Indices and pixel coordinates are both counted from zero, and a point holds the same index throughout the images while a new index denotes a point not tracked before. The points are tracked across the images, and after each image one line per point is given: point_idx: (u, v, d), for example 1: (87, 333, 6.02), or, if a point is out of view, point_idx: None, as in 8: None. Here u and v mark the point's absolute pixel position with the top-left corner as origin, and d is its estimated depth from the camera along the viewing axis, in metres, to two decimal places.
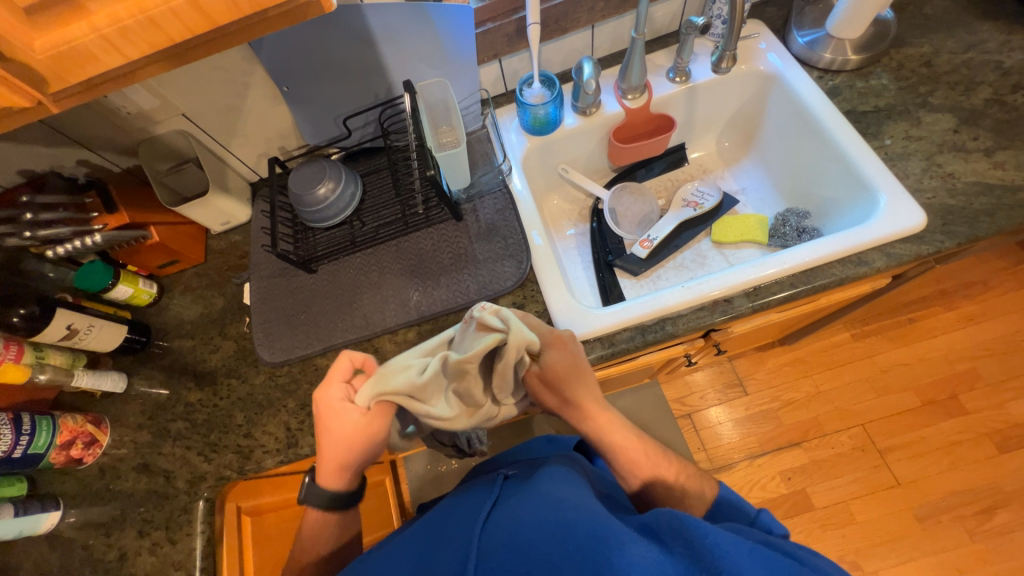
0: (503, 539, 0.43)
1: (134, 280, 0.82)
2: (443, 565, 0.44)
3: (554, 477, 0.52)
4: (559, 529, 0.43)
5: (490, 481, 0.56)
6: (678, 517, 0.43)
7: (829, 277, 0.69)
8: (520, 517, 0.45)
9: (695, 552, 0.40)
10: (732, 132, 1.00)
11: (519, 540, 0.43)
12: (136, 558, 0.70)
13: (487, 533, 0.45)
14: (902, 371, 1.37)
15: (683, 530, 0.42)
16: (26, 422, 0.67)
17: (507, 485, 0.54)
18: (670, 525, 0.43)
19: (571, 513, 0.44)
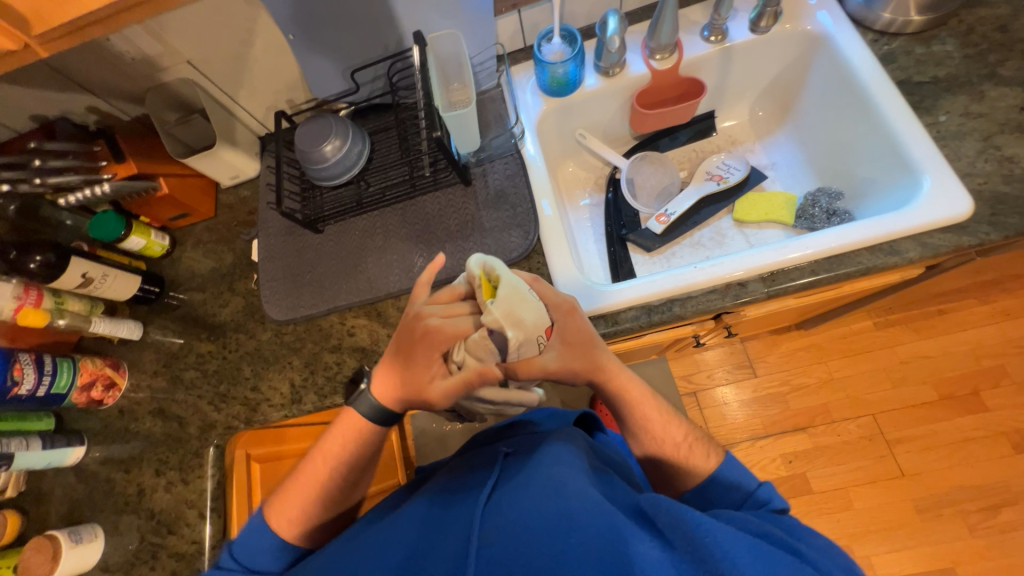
0: (505, 526, 0.44)
1: (146, 231, 0.83)
2: (446, 550, 0.45)
3: (551, 454, 0.52)
4: (560, 520, 0.43)
5: (488, 457, 0.57)
6: (677, 510, 0.43)
7: (854, 266, 0.64)
8: (521, 502, 0.46)
9: (697, 551, 0.40)
10: (767, 101, 0.92)
11: (520, 529, 0.43)
12: (153, 493, 0.75)
13: (488, 519, 0.45)
14: (923, 363, 1.32)
15: (683, 525, 0.42)
16: (47, 363, 0.71)
17: (506, 463, 0.55)
18: (670, 519, 0.43)
19: (572, 504, 0.44)
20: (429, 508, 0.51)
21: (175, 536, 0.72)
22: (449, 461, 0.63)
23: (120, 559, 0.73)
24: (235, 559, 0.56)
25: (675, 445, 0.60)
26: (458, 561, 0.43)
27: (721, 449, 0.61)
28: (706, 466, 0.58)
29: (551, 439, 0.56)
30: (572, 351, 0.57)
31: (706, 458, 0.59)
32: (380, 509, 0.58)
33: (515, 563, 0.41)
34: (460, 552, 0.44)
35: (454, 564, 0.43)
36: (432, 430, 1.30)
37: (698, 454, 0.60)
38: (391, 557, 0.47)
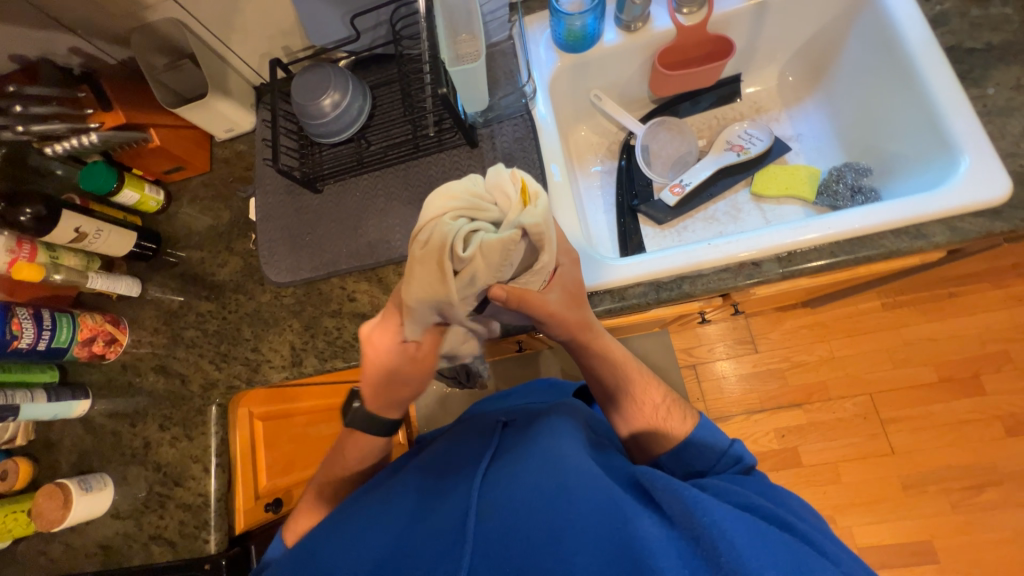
0: (504, 499, 0.45)
1: (140, 185, 0.80)
2: (443, 520, 0.45)
3: (551, 428, 0.53)
4: (558, 496, 0.44)
5: (488, 430, 0.58)
6: (676, 488, 0.43)
7: (877, 248, 0.61)
8: (519, 476, 0.46)
9: (694, 530, 0.40)
10: (799, 65, 0.86)
11: (519, 503, 0.44)
12: (159, 447, 0.76)
13: (486, 492, 0.46)
14: (927, 345, 1.31)
15: (682, 502, 0.42)
16: (46, 318, 0.70)
17: (504, 437, 0.55)
18: (668, 495, 0.43)
19: (571, 479, 0.45)
20: (427, 478, 0.52)
21: (182, 489, 0.74)
22: (447, 430, 0.64)
23: (131, 506, 0.75)
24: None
25: (655, 408, 0.61)
26: (455, 532, 0.44)
27: (694, 410, 0.63)
28: (683, 429, 0.59)
29: (549, 416, 0.56)
30: (571, 303, 0.56)
31: (683, 423, 0.60)
32: (377, 479, 0.59)
33: (513, 536, 0.42)
34: (458, 523, 0.44)
35: (454, 536, 0.44)
36: (432, 392, 1.33)
37: (675, 418, 0.60)
38: (388, 522, 0.48)
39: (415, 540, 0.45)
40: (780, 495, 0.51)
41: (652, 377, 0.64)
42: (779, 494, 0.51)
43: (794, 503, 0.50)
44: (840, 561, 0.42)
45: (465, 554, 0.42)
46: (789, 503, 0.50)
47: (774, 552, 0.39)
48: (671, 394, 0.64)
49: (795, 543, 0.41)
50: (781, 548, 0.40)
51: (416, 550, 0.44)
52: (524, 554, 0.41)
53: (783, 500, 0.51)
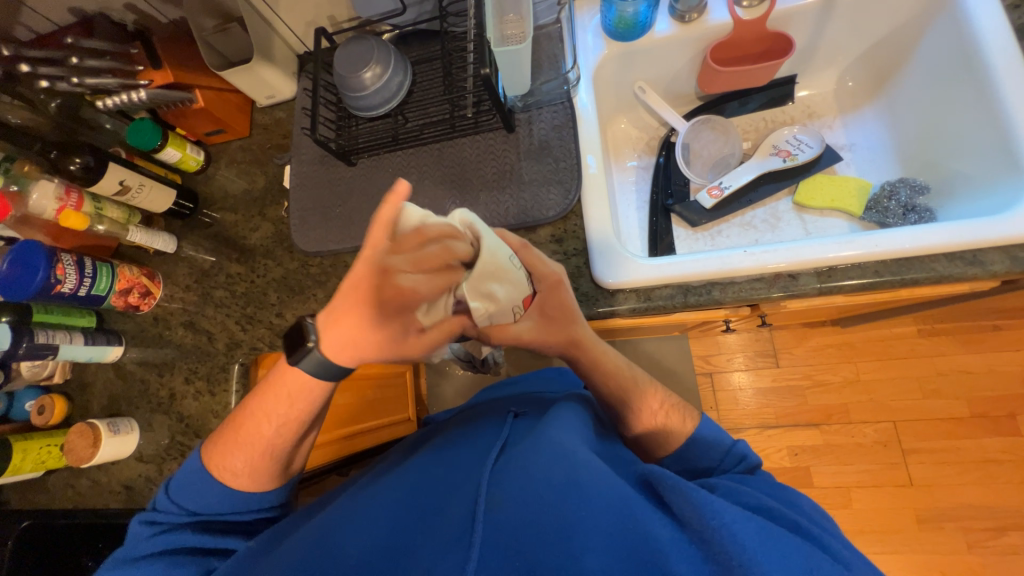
0: (513, 490, 0.45)
1: (182, 145, 0.82)
2: (451, 514, 0.45)
3: (559, 422, 0.52)
4: (569, 491, 0.43)
5: (495, 422, 0.59)
6: (686, 489, 0.43)
7: (927, 272, 0.58)
8: (530, 468, 0.46)
9: (706, 535, 0.40)
10: (861, 70, 0.81)
11: (528, 496, 0.44)
12: (183, 399, 0.79)
13: (495, 483, 0.46)
14: (961, 378, 1.25)
15: (692, 505, 0.42)
16: (88, 266, 0.73)
17: (512, 431, 0.56)
18: (679, 497, 0.43)
19: (582, 474, 0.44)
20: (434, 466, 0.53)
21: (202, 441, 0.77)
22: (455, 418, 0.65)
23: (154, 452, 0.79)
24: (176, 502, 0.55)
25: (653, 415, 0.60)
26: (463, 522, 0.43)
27: (697, 412, 0.62)
28: (683, 430, 0.58)
29: (556, 408, 0.56)
30: (546, 325, 0.56)
31: (684, 425, 0.59)
32: (387, 464, 0.61)
33: (522, 529, 0.42)
34: (467, 514, 0.44)
35: (464, 526, 0.43)
36: (443, 373, 1.34)
37: (675, 421, 0.59)
38: (396, 510, 0.48)
39: (425, 527, 0.45)
40: (793, 499, 0.49)
41: (652, 385, 0.62)
42: (790, 496, 0.49)
43: (808, 508, 0.48)
44: (850, 564, 0.41)
45: (473, 544, 0.41)
46: (804, 508, 0.48)
47: (783, 555, 0.39)
48: (674, 398, 0.62)
49: (808, 548, 0.40)
50: (790, 551, 0.40)
51: (425, 537, 0.44)
52: (532, 546, 0.40)
53: (794, 501, 0.49)
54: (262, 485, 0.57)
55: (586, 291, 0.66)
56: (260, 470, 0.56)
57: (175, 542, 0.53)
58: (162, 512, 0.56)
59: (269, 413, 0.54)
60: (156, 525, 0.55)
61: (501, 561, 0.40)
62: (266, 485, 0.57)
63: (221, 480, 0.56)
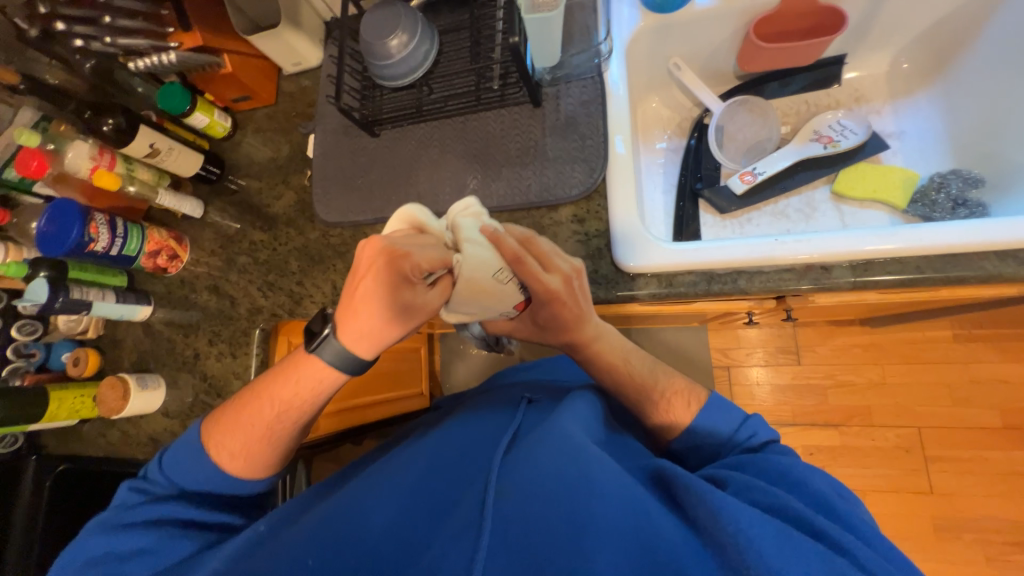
0: (524, 482, 0.45)
1: (210, 110, 0.82)
2: (460, 506, 0.46)
3: (571, 413, 0.54)
4: (579, 487, 0.44)
5: (507, 411, 0.60)
6: (699, 489, 0.43)
7: (973, 270, 0.54)
8: (541, 462, 0.47)
9: (719, 537, 0.40)
10: (919, 50, 0.75)
11: (537, 489, 0.44)
12: (206, 359, 0.82)
13: (506, 475, 0.47)
14: (996, 387, 1.19)
15: (707, 507, 0.41)
16: (120, 226, 0.75)
17: (523, 420, 0.57)
18: (693, 498, 0.43)
19: (593, 469, 0.45)
20: (446, 451, 0.54)
21: (223, 401, 0.80)
22: (467, 401, 0.67)
23: (178, 408, 0.82)
24: (178, 474, 0.57)
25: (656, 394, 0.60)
26: (473, 513, 0.44)
27: (704, 391, 0.61)
28: (688, 412, 0.58)
29: (569, 396, 0.58)
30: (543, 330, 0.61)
31: (687, 407, 0.58)
32: (399, 442, 0.62)
33: (532, 523, 0.42)
34: (477, 505, 0.45)
35: (473, 513, 0.44)
36: (457, 351, 1.35)
37: (679, 405, 0.59)
38: (407, 495, 0.49)
39: (436, 515, 0.46)
40: (805, 485, 0.47)
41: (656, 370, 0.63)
42: (799, 477, 0.47)
43: (819, 488, 0.46)
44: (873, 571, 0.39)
45: (482, 534, 0.42)
46: (811, 489, 0.46)
47: (804, 559, 0.38)
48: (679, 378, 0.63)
49: (827, 554, 0.39)
50: (810, 555, 0.38)
51: (434, 529, 0.44)
52: (540, 544, 0.41)
53: (804, 483, 0.47)
54: (250, 466, 0.58)
55: (606, 274, 0.65)
56: (250, 454, 0.57)
57: (167, 513, 0.56)
58: (154, 482, 0.58)
59: (274, 395, 0.56)
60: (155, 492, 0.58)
61: (511, 556, 0.41)
62: (255, 472, 0.58)
63: (217, 459, 0.57)
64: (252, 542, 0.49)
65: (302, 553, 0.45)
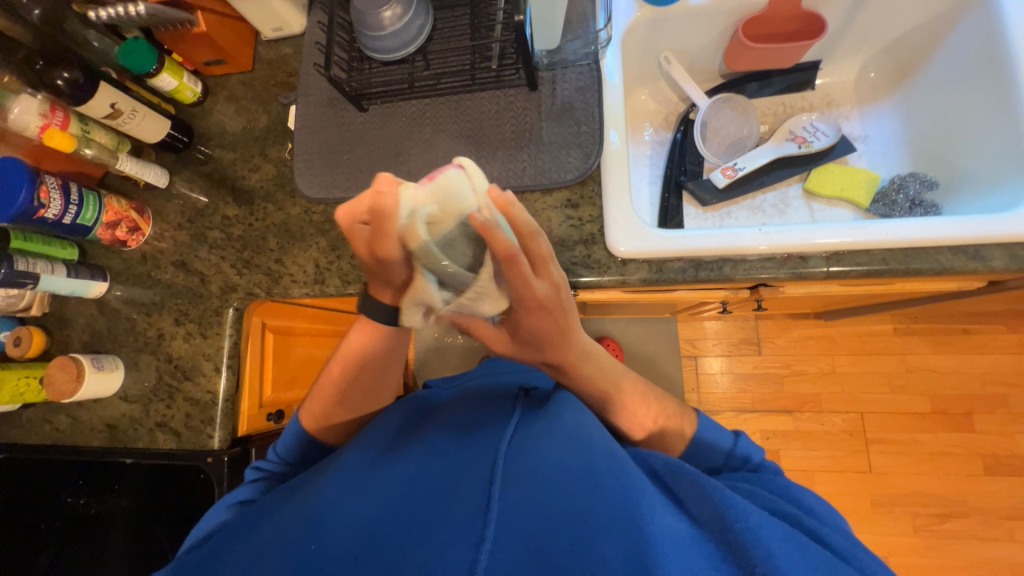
0: (531, 472, 0.47)
1: (179, 72, 0.77)
2: (462, 493, 0.46)
3: (571, 403, 0.56)
4: (586, 476, 0.46)
5: (507, 400, 0.61)
6: (705, 484, 0.46)
7: (932, 263, 0.60)
8: (547, 454, 0.49)
9: (727, 534, 0.42)
10: (884, 61, 0.82)
11: (543, 477, 0.46)
12: (172, 340, 0.77)
13: (511, 462, 0.48)
14: (927, 375, 1.32)
15: (712, 506, 0.44)
16: (73, 192, 0.69)
17: (521, 409, 0.58)
18: (694, 492, 0.46)
19: (599, 462, 0.47)
20: (448, 438, 0.54)
21: (191, 383, 0.75)
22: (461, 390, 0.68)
23: (139, 392, 0.76)
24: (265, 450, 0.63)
25: (652, 419, 0.61)
26: (478, 500, 0.45)
27: (693, 412, 0.64)
28: (683, 434, 0.60)
29: (561, 389, 0.59)
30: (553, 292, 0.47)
31: (682, 437, 0.60)
32: (400, 411, 0.61)
33: (537, 512, 0.44)
34: (482, 490, 0.46)
35: (477, 501, 0.45)
36: (433, 343, 1.34)
37: (673, 424, 0.61)
38: (407, 479, 0.49)
39: (438, 499, 0.46)
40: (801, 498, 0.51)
41: (645, 397, 0.62)
42: (792, 490, 0.52)
43: (819, 505, 0.51)
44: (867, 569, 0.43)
45: (489, 520, 0.43)
46: (807, 501, 0.51)
47: (810, 562, 0.41)
48: (668, 399, 0.64)
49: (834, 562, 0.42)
50: (814, 555, 0.42)
51: (443, 511, 0.45)
52: (549, 532, 0.42)
53: (796, 496, 0.52)
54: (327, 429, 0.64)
55: (597, 259, 0.66)
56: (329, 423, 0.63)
57: None
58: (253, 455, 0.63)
59: (340, 365, 0.61)
60: None
61: (516, 539, 0.42)
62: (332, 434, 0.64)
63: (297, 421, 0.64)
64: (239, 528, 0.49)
65: (303, 537, 0.44)
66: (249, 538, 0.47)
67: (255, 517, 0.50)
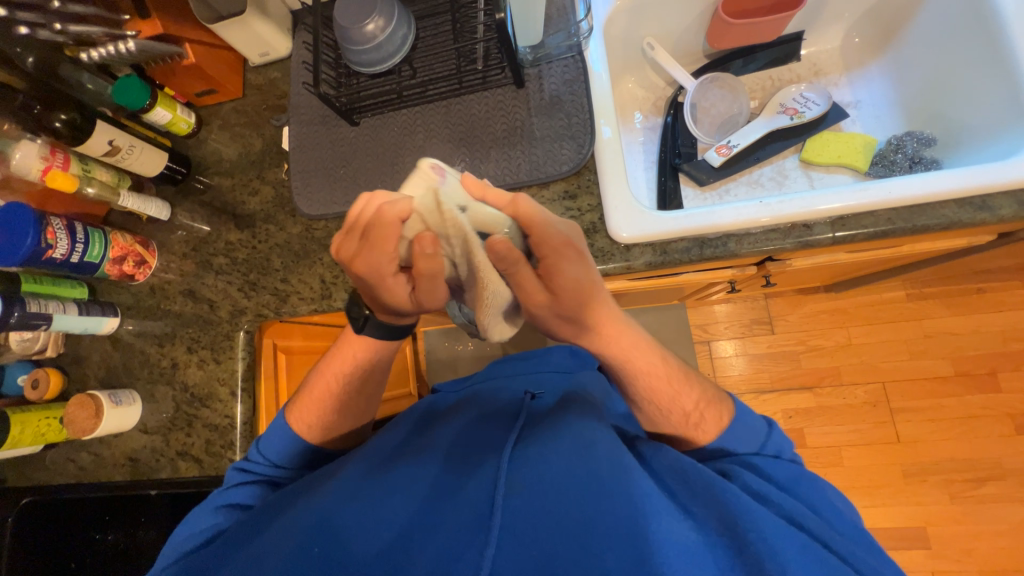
0: (535, 479, 0.47)
1: (172, 105, 0.78)
2: (466, 500, 0.46)
3: (579, 409, 0.55)
4: (589, 483, 0.46)
5: (512, 403, 0.62)
6: (719, 488, 0.45)
7: (938, 218, 0.59)
8: (553, 461, 0.48)
9: (736, 539, 0.42)
10: (868, 25, 0.82)
11: (546, 483, 0.46)
12: (186, 368, 0.77)
13: (515, 468, 0.48)
14: (946, 339, 1.30)
15: (724, 510, 0.44)
16: (79, 230, 0.70)
17: (528, 414, 0.58)
18: (706, 494, 0.46)
19: (604, 469, 0.47)
20: (457, 445, 0.54)
21: (208, 410, 0.76)
22: (467, 393, 0.68)
23: (157, 423, 0.77)
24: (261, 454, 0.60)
25: (687, 408, 0.55)
26: (483, 506, 0.45)
27: (729, 399, 0.57)
28: (717, 425, 0.54)
29: (571, 397, 0.58)
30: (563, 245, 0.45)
31: (717, 424, 0.54)
32: (409, 421, 0.62)
33: (540, 518, 0.44)
34: (486, 500, 0.46)
35: (481, 511, 0.45)
36: (443, 351, 1.34)
37: (710, 417, 0.54)
38: (417, 485, 0.49)
39: (444, 505, 0.46)
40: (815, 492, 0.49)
41: (685, 379, 0.56)
42: (812, 483, 0.50)
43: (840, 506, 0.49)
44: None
45: (491, 531, 0.43)
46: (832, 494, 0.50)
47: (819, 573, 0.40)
48: (706, 393, 0.57)
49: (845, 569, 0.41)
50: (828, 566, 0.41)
51: (450, 517, 0.45)
52: (550, 544, 0.42)
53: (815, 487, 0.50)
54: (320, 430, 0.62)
55: (601, 247, 0.66)
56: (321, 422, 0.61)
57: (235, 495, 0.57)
58: (252, 462, 0.60)
59: (342, 356, 0.60)
60: (238, 474, 0.60)
61: (518, 550, 0.42)
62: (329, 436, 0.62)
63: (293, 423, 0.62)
64: (258, 523, 0.49)
65: (307, 542, 0.44)
66: (266, 532, 0.47)
67: (272, 517, 0.49)
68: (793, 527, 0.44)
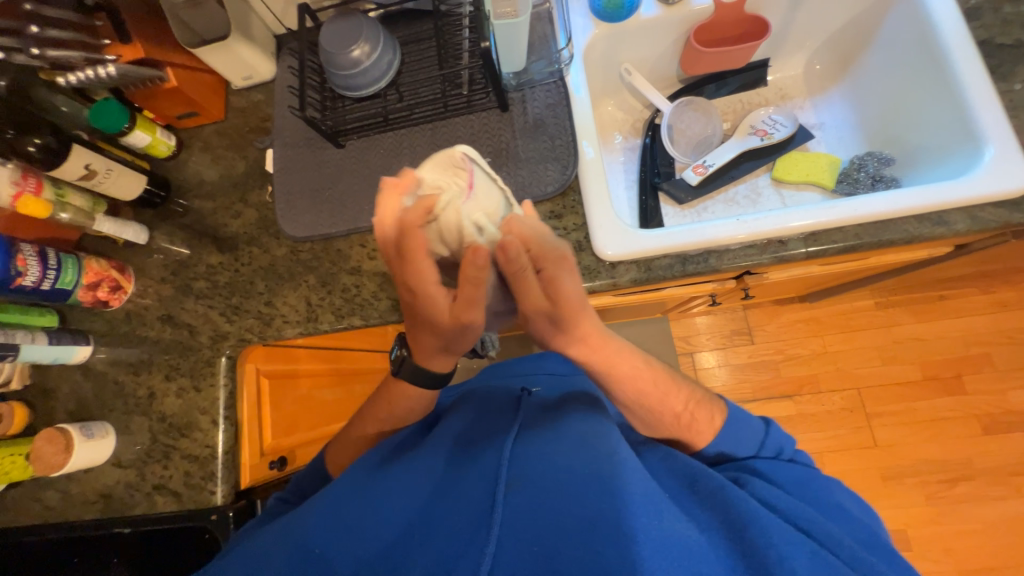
0: (536, 475, 0.46)
1: (152, 128, 0.77)
2: (466, 497, 0.45)
3: (580, 416, 0.55)
4: (592, 478, 0.45)
5: (509, 403, 0.61)
6: (726, 490, 0.46)
7: (899, 233, 0.63)
8: (556, 458, 0.48)
9: (744, 543, 0.42)
10: (828, 54, 0.88)
11: (547, 480, 0.45)
12: (164, 398, 0.74)
13: (516, 466, 0.47)
14: (914, 345, 1.36)
15: (729, 515, 0.44)
16: (51, 257, 0.68)
17: (526, 414, 0.57)
18: (712, 501, 0.46)
19: (607, 467, 0.46)
20: (455, 448, 0.53)
21: (188, 439, 0.73)
22: (465, 395, 0.66)
23: (132, 456, 0.73)
24: None
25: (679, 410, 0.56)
26: (483, 503, 0.44)
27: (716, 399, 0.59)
28: (710, 426, 0.56)
29: (567, 403, 0.59)
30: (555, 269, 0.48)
31: (708, 424, 0.56)
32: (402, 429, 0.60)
33: (541, 512, 0.43)
34: (485, 495, 0.45)
35: (480, 507, 0.44)
36: None
37: (702, 419, 0.56)
38: (414, 488, 0.48)
39: (442, 505, 0.46)
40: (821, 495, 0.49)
41: (672, 382, 0.57)
42: (822, 487, 0.50)
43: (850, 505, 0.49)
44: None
45: (493, 526, 0.42)
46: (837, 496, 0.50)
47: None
48: (694, 393, 0.58)
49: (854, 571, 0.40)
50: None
51: (449, 516, 0.44)
52: (554, 538, 0.41)
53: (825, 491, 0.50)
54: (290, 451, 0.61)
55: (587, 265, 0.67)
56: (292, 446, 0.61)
57: None
58: None
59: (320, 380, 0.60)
60: None
61: (519, 546, 0.41)
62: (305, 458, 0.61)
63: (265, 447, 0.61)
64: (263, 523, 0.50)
65: (309, 542, 0.43)
66: (259, 542, 0.47)
67: (265, 529, 0.49)
68: (802, 529, 0.43)
